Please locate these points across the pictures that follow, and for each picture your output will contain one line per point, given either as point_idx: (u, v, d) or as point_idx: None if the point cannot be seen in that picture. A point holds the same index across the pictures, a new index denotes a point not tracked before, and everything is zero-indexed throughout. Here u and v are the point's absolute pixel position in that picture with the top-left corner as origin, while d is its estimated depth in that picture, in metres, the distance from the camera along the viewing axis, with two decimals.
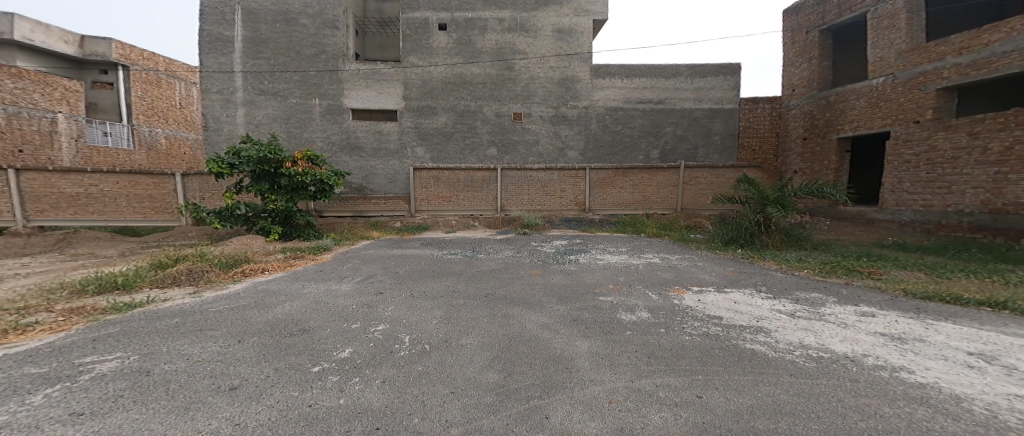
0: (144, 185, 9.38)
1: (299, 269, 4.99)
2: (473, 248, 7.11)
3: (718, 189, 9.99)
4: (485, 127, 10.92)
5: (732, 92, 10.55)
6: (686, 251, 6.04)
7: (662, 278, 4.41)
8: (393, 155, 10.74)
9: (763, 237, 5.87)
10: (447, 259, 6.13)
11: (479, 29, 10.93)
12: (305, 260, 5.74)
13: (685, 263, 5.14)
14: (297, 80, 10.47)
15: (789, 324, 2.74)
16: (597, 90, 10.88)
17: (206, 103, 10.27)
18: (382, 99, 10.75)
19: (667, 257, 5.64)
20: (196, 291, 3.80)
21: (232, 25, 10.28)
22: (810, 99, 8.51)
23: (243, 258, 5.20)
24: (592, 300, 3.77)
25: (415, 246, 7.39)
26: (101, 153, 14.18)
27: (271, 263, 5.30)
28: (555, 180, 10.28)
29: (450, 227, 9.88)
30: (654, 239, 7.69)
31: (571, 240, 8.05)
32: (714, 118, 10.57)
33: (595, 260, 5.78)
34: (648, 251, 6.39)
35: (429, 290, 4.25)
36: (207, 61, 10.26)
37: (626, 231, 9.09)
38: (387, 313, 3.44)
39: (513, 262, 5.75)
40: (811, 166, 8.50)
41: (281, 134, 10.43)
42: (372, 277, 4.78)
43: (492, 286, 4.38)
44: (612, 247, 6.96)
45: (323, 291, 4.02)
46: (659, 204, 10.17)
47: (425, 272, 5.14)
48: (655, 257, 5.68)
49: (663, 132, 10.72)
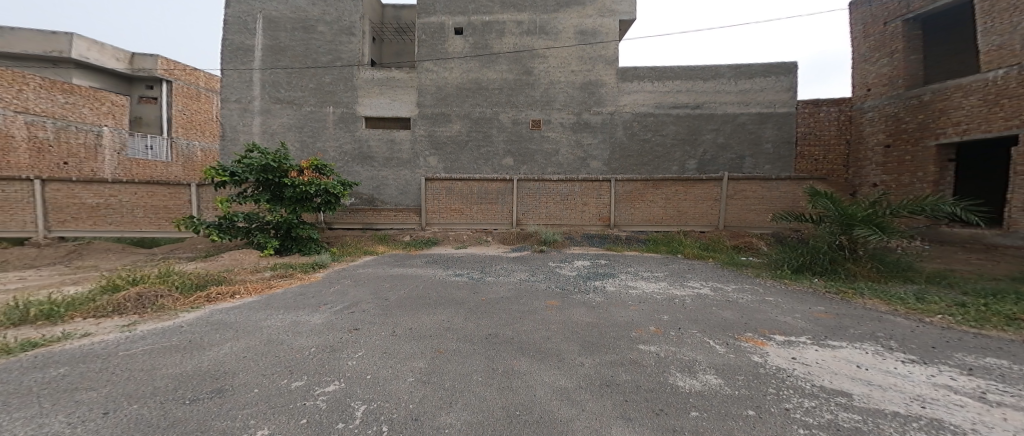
0: (161, 196, 8.74)
1: (276, 293, 4.17)
2: (482, 268, 6.19)
3: (770, 204, 8.70)
4: (501, 135, 10.16)
5: (786, 94, 9.28)
6: (747, 280, 4.85)
7: (722, 318, 3.33)
8: (405, 165, 10.14)
9: (848, 265, 4.89)
10: (447, 281, 5.26)
11: (496, 33, 10.32)
12: (293, 281, 4.98)
13: (747, 297, 3.99)
14: (312, 88, 10.13)
15: (992, 420, 1.65)
16: (624, 95, 9.93)
17: (223, 113, 10.03)
18: (396, 106, 10.24)
19: (725, 287, 4.51)
20: (132, 323, 2.99)
21: (253, 34, 10.12)
22: (894, 99, 7.42)
23: (221, 278, 4.44)
24: (630, 353, 2.75)
25: (420, 265, 6.58)
26: (142, 165, 13.94)
27: (249, 283, 4.53)
28: (576, 192, 9.32)
29: (461, 242, 9.13)
30: (698, 262, 6.53)
31: (595, 261, 7.06)
32: (765, 124, 9.31)
33: (625, 288, 4.74)
34: (691, 277, 5.26)
35: (413, 326, 3.37)
36: (227, 70, 10.09)
37: (659, 251, 7.95)
38: (350, 362, 2.56)
39: (521, 288, 4.80)
40: (898, 179, 7.37)
41: (294, 143, 10.03)
42: (354, 305, 3.95)
43: (495, 323, 3.44)
44: (647, 272, 5.85)
45: (286, 324, 3.18)
46: (696, 220, 9.00)
47: (419, 300, 4.28)
48: (703, 288, 4.54)
49: (702, 140, 9.58)
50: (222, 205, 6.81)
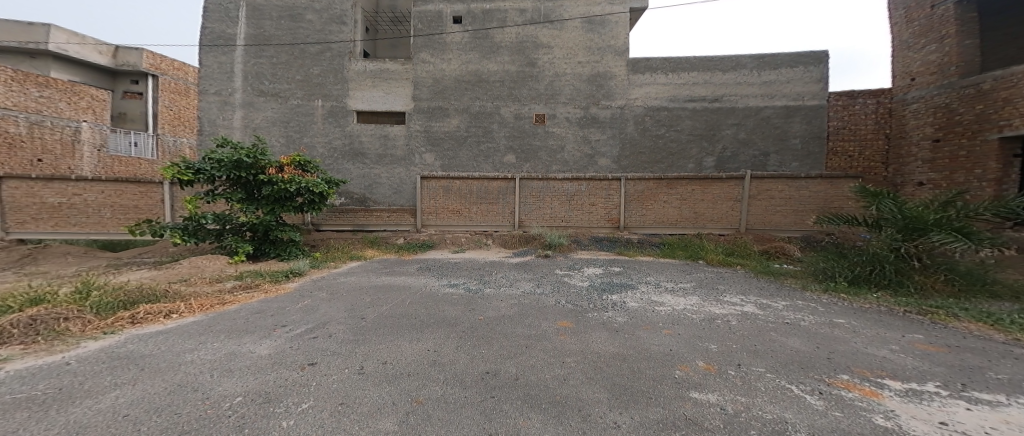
0: (131, 195, 7.98)
1: (227, 310, 3.38)
2: (479, 277, 5.41)
3: (798, 205, 7.95)
4: (503, 130, 9.42)
5: (816, 85, 8.51)
6: (795, 294, 4.05)
7: (792, 349, 2.57)
8: (400, 162, 9.39)
9: (917, 276, 4.18)
10: (436, 294, 4.48)
11: (498, 21, 9.60)
12: (256, 294, 4.15)
13: (813, 318, 3.20)
14: (300, 80, 9.36)
15: None
16: (636, 87, 9.21)
17: (202, 105, 9.20)
18: (390, 99, 9.51)
19: (770, 303, 3.72)
20: (5, 358, 2.24)
21: (235, 22, 9.32)
22: (945, 88, 6.77)
23: (167, 291, 3.66)
24: (683, 406, 2.00)
25: (411, 272, 5.82)
26: (124, 163, 13.21)
27: (199, 296, 3.75)
28: (583, 192, 8.58)
29: (459, 246, 8.41)
30: (725, 270, 5.72)
31: (608, 267, 6.32)
32: (792, 118, 8.56)
33: (650, 304, 3.99)
34: (725, 289, 4.46)
35: (389, 359, 2.64)
36: (205, 60, 9.27)
37: (677, 256, 7.17)
38: (283, 425, 1.77)
39: (525, 306, 4.03)
40: (950, 176, 6.68)
41: (278, 139, 9.24)
42: (315, 328, 3.13)
43: (492, 356, 2.71)
44: (670, 282, 5.05)
45: (214, 357, 2.40)
46: (715, 222, 8.28)
47: (402, 321, 3.52)
48: (746, 305, 3.68)
49: (721, 135, 8.85)
50: (187, 206, 6.00)
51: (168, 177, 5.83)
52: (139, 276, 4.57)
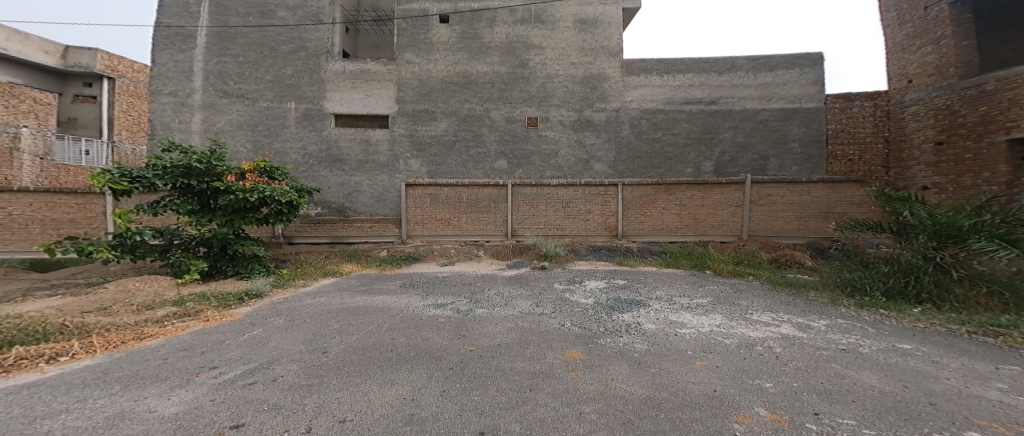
0: (65, 208, 7.12)
1: (138, 347, 2.82)
2: (471, 294, 4.74)
3: (800, 211, 7.61)
4: (492, 135, 8.85)
5: (814, 87, 8.25)
6: (830, 311, 3.52)
7: (877, 388, 2.04)
8: (382, 169, 8.68)
9: (957, 289, 3.70)
10: (422, 318, 3.80)
11: (486, 21, 9.13)
12: (193, 324, 3.46)
13: (877, 343, 2.64)
14: (270, 81, 8.59)
15: None
16: (630, 90, 8.84)
17: (155, 107, 8.35)
18: (371, 101, 8.84)
19: (813, 323, 3.16)
20: None
21: (196, 17, 8.56)
22: (944, 90, 6.52)
23: (59, 330, 3.05)
24: None
25: (393, 290, 5.09)
26: (73, 173, 12.03)
27: (113, 332, 3.11)
28: (579, 198, 8.12)
29: (448, 258, 7.71)
30: (739, 282, 5.23)
31: (611, 280, 5.75)
32: (790, 121, 8.26)
33: (676, 326, 3.43)
34: (753, 304, 3.93)
35: (352, 417, 2.01)
36: (160, 57, 8.46)
37: (681, 266, 6.68)
38: None
39: (524, 332, 3.40)
40: (956, 180, 6.36)
41: (245, 144, 8.42)
42: (253, 372, 2.46)
43: (493, 407, 2.11)
44: (684, 298, 4.48)
45: (89, 428, 1.79)
46: (716, 229, 7.93)
47: (370, 356, 2.86)
48: (785, 326, 3.12)
49: (718, 139, 8.50)
50: (118, 221, 5.12)
51: (99, 187, 5.00)
52: (50, 309, 3.77)
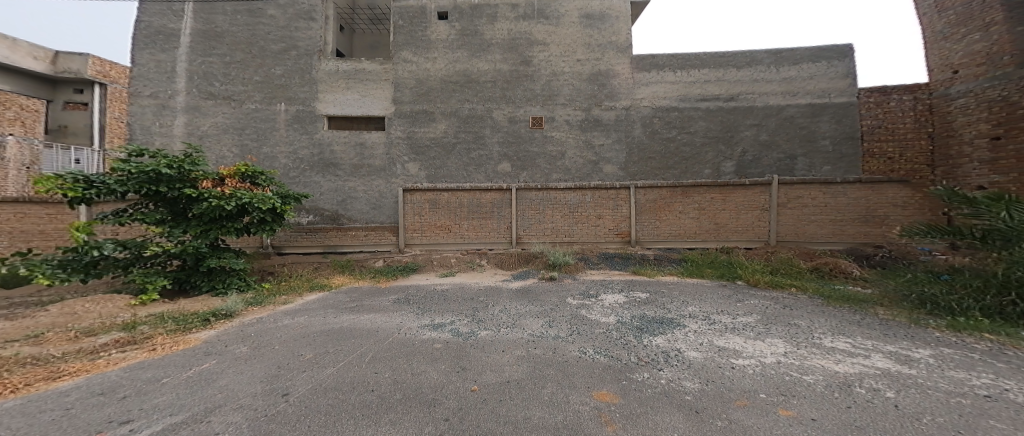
0: (36, 219, 6.56)
1: (34, 397, 2.15)
2: (473, 313, 4.07)
3: (836, 214, 6.96)
4: (495, 136, 8.27)
5: (844, 81, 7.60)
6: (928, 337, 2.90)
7: None
8: (378, 173, 8.07)
9: None
10: (412, 344, 3.12)
11: (487, 17, 8.61)
12: (133, 355, 2.81)
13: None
14: (258, 81, 8.08)
15: None
16: (641, 87, 8.25)
17: (134, 110, 7.84)
18: (367, 102, 8.30)
19: (922, 358, 2.46)
20: None
21: (180, 16, 8.11)
22: (999, 80, 5.84)
23: None
24: None
25: (384, 308, 4.41)
26: None
27: (19, 373, 2.46)
28: (587, 203, 7.52)
29: (448, 268, 7.07)
30: (785, 296, 4.55)
31: (631, 293, 5.04)
32: (819, 117, 7.58)
33: (733, 354, 2.77)
34: (822, 326, 3.27)
35: None
36: (141, 58, 7.97)
37: (705, 275, 5.98)
38: None
39: (536, 364, 2.72)
40: (1019, 179, 5.63)
41: (231, 148, 7.88)
42: None
43: None
44: (725, 315, 3.81)
45: None
46: (740, 235, 7.27)
47: (332, 403, 2.18)
48: (880, 357, 2.48)
49: (738, 137, 7.86)
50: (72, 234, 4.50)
51: (47, 193, 4.34)
52: None
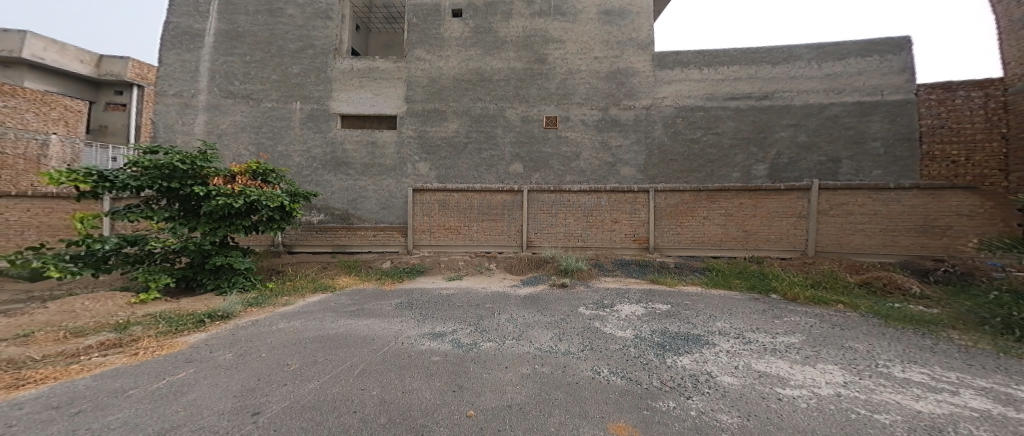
0: (65, 214, 6.64)
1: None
2: (476, 321, 3.75)
3: (887, 222, 6.31)
4: (508, 136, 7.98)
5: (898, 77, 6.94)
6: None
7: None
8: (389, 173, 7.91)
9: None
10: (409, 356, 2.81)
11: (502, 14, 8.36)
12: (115, 359, 2.65)
13: None
14: (275, 80, 8.09)
15: None
16: (663, 85, 7.81)
17: (159, 109, 7.97)
18: (379, 101, 8.17)
19: (1023, 397, 2.23)
20: None
21: (204, 17, 8.21)
22: None
23: None
24: None
25: (386, 312, 4.15)
26: None
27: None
28: (603, 206, 7.11)
29: (456, 271, 6.79)
30: (824, 312, 4.06)
31: (651, 304, 4.59)
32: (869, 116, 6.97)
33: (780, 382, 2.37)
34: (887, 355, 2.82)
35: None
36: (167, 57, 8.10)
37: (733, 287, 5.47)
38: None
39: (543, 386, 2.36)
40: None
41: (249, 146, 7.89)
42: None
43: None
44: (760, 333, 3.37)
45: None
46: (772, 244, 6.70)
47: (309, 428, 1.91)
48: (976, 395, 2.19)
49: (773, 138, 7.30)
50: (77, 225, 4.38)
51: (54, 184, 4.26)
52: None
